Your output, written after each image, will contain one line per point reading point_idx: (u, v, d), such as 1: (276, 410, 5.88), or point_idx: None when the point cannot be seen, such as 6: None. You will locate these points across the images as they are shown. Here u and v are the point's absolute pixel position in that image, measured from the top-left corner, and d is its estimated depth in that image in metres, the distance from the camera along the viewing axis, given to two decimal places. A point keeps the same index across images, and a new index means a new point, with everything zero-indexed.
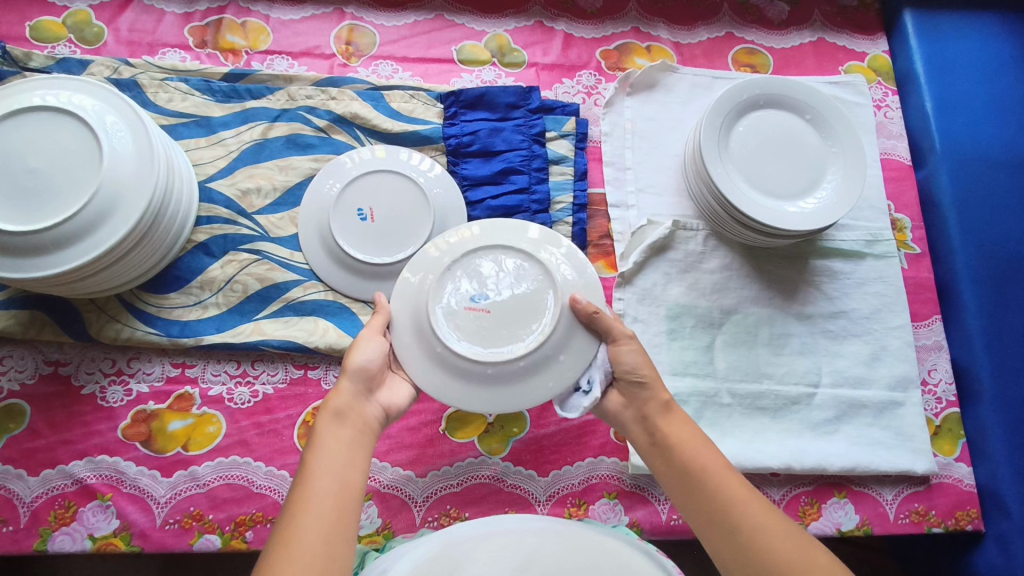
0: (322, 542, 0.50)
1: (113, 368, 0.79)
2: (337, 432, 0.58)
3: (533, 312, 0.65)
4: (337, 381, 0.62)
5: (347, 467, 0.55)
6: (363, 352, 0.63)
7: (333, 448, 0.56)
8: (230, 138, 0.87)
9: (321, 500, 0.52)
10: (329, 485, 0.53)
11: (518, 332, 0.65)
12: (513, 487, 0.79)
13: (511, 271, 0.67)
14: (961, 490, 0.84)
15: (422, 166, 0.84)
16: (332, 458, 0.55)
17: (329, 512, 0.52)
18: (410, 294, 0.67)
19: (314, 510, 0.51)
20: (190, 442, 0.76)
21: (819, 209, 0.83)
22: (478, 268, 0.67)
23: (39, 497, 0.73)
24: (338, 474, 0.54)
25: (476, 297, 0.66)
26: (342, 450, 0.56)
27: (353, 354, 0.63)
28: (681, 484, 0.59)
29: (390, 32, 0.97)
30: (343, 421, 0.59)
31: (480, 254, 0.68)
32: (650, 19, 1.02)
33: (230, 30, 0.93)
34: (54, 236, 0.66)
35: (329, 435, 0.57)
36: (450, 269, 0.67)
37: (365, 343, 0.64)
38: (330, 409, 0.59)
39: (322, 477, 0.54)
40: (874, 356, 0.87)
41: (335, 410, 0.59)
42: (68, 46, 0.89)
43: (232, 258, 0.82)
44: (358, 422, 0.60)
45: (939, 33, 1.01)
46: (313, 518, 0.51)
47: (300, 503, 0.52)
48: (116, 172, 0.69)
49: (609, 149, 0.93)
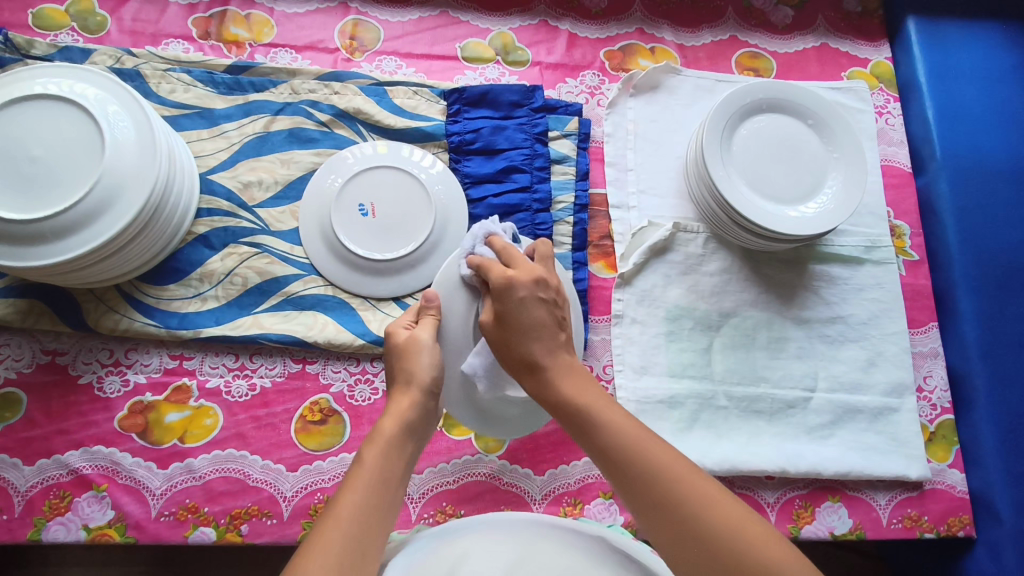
0: (359, 551, 0.47)
1: (111, 358, 0.79)
2: (400, 446, 0.56)
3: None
4: (397, 387, 0.61)
5: (394, 484, 0.53)
6: (426, 358, 0.62)
7: (389, 456, 0.54)
8: (232, 131, 0.86)
9: (368, 505, 0.50)
10: (379, 494, 0.51)
11: None
12: (509, 486, 0.79)
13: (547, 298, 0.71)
14: (954, 497, 0.84)
15: (424, 163, 0.85)
16: (386, 469, 0.53)
17: (373, 524, 0.49)
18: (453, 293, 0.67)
19: (361, 511, 0.49)
20: (187, 434, 0.76)
21: (820, 214, 0.84)
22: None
23: (34, 487, 0.73)
24: (387, 485, 0.53)
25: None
26: (395, 464, 0.55)
27: (414, 361, 0.62)
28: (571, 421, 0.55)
29: (394, 28, 0.97)
30: (406, 435, 0.57)
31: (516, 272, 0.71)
32: (654, 20, 1.03)
33: (234, 23, 0.93)
34: (55, 226, 0.66)
35: (388, 442, 0.55)
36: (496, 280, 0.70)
37: (421, 347, 0.62)
38: (396, 416, 0.58)
39: (374, 485, 0.51)
40: (871, 361, 0.88)
41: (405, 421, 0.57)
42: (71, 35, 0.89)
43: (232, 251, 0.82)
44: (416, 437, 0.59)
45: (942, 41, 1.02)
46: (357, 523, 0.48)
47: (348, 500, 0.49)
48: (118, 162, 0.68)
49: (611, 150, 0.93)
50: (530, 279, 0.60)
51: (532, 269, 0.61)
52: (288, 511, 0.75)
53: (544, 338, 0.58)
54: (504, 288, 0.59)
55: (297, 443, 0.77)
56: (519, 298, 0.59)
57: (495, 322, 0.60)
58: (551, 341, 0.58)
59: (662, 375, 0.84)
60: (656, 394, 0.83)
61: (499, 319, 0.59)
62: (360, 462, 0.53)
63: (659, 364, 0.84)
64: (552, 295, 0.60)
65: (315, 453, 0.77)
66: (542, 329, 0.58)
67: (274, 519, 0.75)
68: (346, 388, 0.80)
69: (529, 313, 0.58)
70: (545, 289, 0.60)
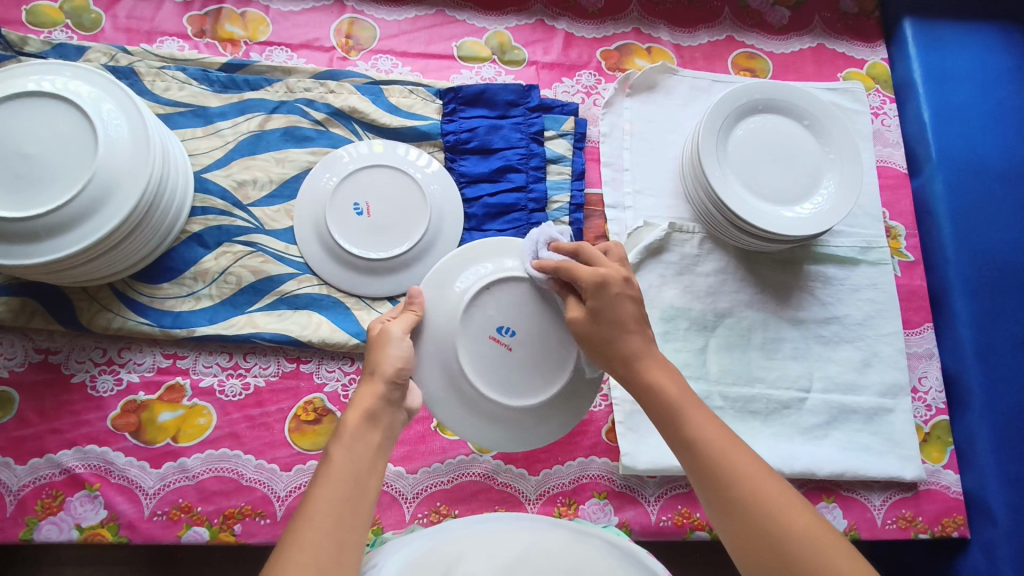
0: (335, 546, 0.46)
1: (104, 357, 0.78)
2: (365, 433, 0.54)
3: (551, 358, 0.66)
4: (363, 382, 0.58)
5: (366, 473, 0.51)
6: (393, 351, 0.60)
7: (356, 448, 0.53)
8: (227, 129, 0.86)
9: (339, 503, 0.48)
10: (348, 488, 0.50)
11: (534, 375, 0.67)
12: (504, 485, 0.79)
13: (541, 314, 0.66)
14: (948, 498, 0.85)
15: (420, 162, 0.84)
16: (354, 460, 0.52)
17: (346, 518, 0.48)
18: (436, 308, 0.67)
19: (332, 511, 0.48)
20: (180, 433, 0.76)
21: (816, 215, 0.84)
22: (503, 301, 0.66)
23: (27, 486, 0.73)
24: (359, 479, 0.51)
25: (500, 330, 0.66)
26: (365, 454, 0.53)
27: (381, 353, 0.59)
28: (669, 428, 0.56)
29: (390, 27, 0.96)
30: (371, 424, 0.55)
31: (501, 288, 0.66)
32: (651, 20, 1.02)
33: (230, 20, 0.92)
34: (48, 223, 0.66)
35: (357, 437, 0.53)
36: (482, 295, 0.66)
37: (392, 340, 0.61)
38: (359, 408, 0.55)
39: (341, 479, 0.50)
40: (865, 362, 0.88)
41: (367, 410, 0.55)
42: (65, 32, 0.88)
43: (227, 250, 0.82)
44: (385, 427, 0.56)
45: (938, 43, 1.02)
46: (330, 521, 0.47)
47: (320, 499, 0.48)
48: (110, 160, 0.68)
49: (607, 150, 0.93)
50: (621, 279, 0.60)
51: (614, 268, 0.61)
52: (282, 511, 0.75)
53: (640, 334, 0.60)
54: (600, 284, 0.59)
55: (291, 442, 0.77)
56: (614, 294, 0.59)
57: (592, 323, 0.59)
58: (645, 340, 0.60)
59: None
60: None
61: (594, 315, 0.59)
62: (328, 458, 0.52)
63: None
64: (635, 289, 0.61)
65: (309, 453, 0.77)
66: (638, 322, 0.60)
67: (268, 518, 0.74)
68: (340, 388, 0.80)
69: (623, 309, 0.59)
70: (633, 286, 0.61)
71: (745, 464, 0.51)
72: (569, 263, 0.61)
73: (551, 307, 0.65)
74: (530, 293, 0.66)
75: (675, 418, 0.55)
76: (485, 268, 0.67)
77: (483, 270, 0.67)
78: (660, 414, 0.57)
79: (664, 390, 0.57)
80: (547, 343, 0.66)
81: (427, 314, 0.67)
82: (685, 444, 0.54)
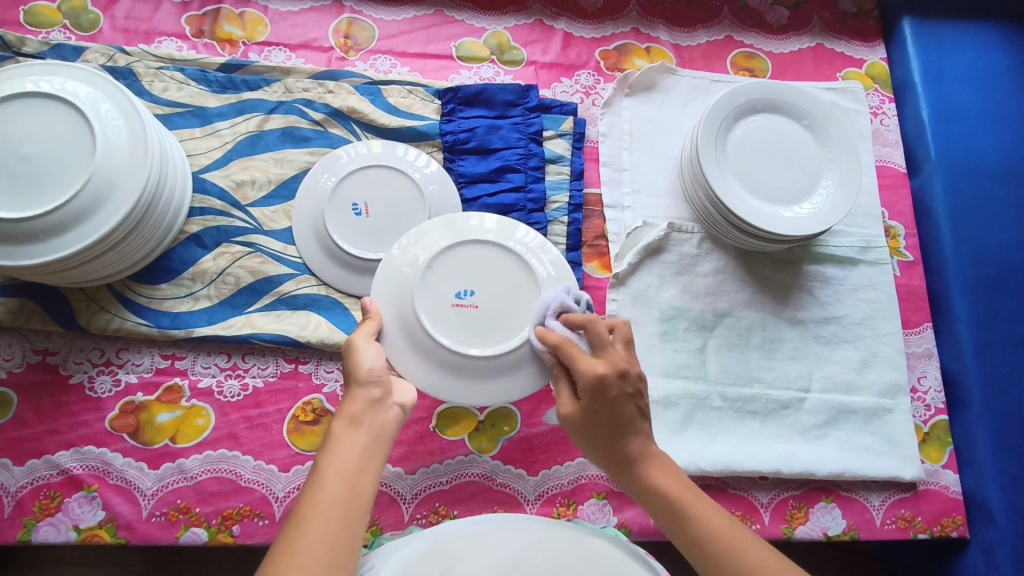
0: (326, 549, 0.46)
1: (102, 358, 0.78)
2: (351, 436, 0.54)
3: (519, 298, 0.69)
4: (347, 390, 0.59)
5: (355, 474, 0.52)
6: (367, 357, 0.60)
7: (343, 452, 0.53)
8: (225, 130, 0.86)
9: (330, 505, 0.49)
10: (337, 489, 0.50)
11: (502, 329, 0.68)
12: (503, 486, 0.79)
13: (499, 268, 0.70)
14: (947, 498, 0.85)
15: (419, 162, 0.84)
16: (342, 463, 0.52)
17: (336, 520, 0.48)
18: (394, 296, 0.68)
19: (324, 514, 0.48)
20: (178, 434, 0.76)
21: (815, 215, 0.83)
22: (455, 265, 0.69)
23: (24, 487, 0.72)
24: (351, 481, 0.51)
25: (462, 294, 0.68)
26: (353, 456, 0.53)
27: (355, 361, 0.60)
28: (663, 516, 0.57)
29: (389, 27, 0.96)
30: (357, 427, 0.55)
31: (453, 252, 0.69)
32: (650, 20, 1.02)
33: (228, 21, 0.92)
34: (46, 224, 0.65)
35: (345, 442, 0.54)
36: (435, 265, 0.68)
37: (365, 347, 0.61)
38: (343, 415, 0.56)
39: (329, 482, 0.50)
40: (865, 362, 0.88)
41: (352, 416, 0.56)
42: (63, 33, 0.88)
43: (225, 250, 0.82)
44: (373, 428, 0.56)
45: (937, 42, 1.02)
46: (318, 524, 0.47)
47: (312, 504, 0.49)
48: (108, 161, 0.68)
49: (606, 150, 0.93)
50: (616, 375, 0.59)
51: (617, 361, 0.60)
52: (280, 512, 0.75)
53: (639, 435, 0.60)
54: (596, 385, 0.59)
55: (290, 443, 0.77)
56: (611, 397, 0.59)
57: (584, 418, 0.61)
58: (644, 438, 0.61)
59: (656, 375, 0.84)
60: (651, 394, 0.83)
61: (586, 412, 0.60)
62: (317, 464, 0.52)
63: (653, 363, 0.84)
64: (637, 385, 0.61)
65: (308, 453, 0.77)
66: (633, 424, 0.60)
67: (266, 519, 0.74)
68: (339, 388, 0.80)
69: (620, 410, 0.59)
70: (629, 382, 0.60)
71: (754, 551, 0.52)
72: (568, 351, 0.61)
73: (502, 255, 0.70)
74: (478, 249, 0.70)
75: (671, 514, 0.57)
76: (430, 239, 0.70)
77: (427, 243, 0.70)
78: (663, 510, 0.58)
79: (664, 487, 0.58)
80: (511, 286, 0.69)
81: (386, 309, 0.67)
82: (692, 539, 0.55)
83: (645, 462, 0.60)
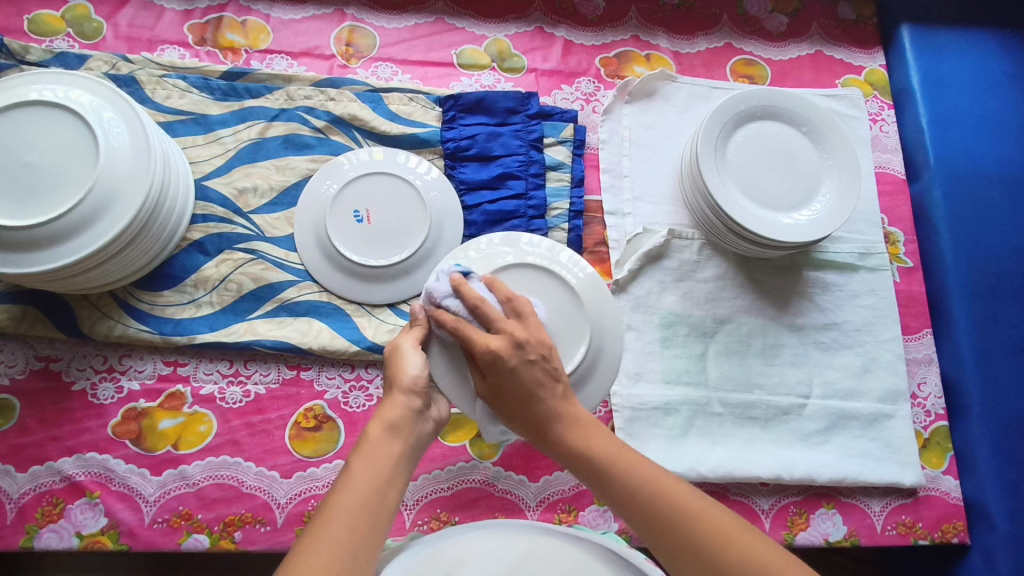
0: (346, 554, 0.46)
1: (104, 364, 0.78)
2: (388, 443, 0.54)
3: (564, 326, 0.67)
4: (388, 393, 0.58)
5: (385, 483, 0.52)
6: (411, 364, 0.59)
7: (377, 458, 0.53)
8: (228, 137, 0.86)
9: (355, 510, 0.49)
10: (367, 497, 0.50)
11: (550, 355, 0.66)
12: (504, 492, 0.79)
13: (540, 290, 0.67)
14: (948, 504, 0.85)
15: (420, 169, 0.85)
16: (374, 470, 0.52)
17: (362, 528, 0.48)
18: None
19: (348, 518, 0.48)
20: (180, 440, 0.76)
21: (813, 221, 0.84)
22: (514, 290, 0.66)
23: (27, 493, 0.73)
24: (379, 489, 0.51)
25: None
26: (386, 465, 0.53)
27: (398, 366, 0.59)
28: (592, 477, 0.57)
29: (390, 34, 0.97)
30: (395, 435, 0.55)
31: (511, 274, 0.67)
32: (649, 27, 1.03)
33: (230, 29, 0.93)
34: (48, 232, 0.66)
35: (377, 447, 0.54)
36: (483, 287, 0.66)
37: (410, 353, 0.60)
38: (382, 418, 0.55)
39: (360, 488, 0.50)
40: (865, 368, 0.88)
41: (389, 421, 0.55)
42: (67, 41, 0.89)
43: (227, 257, 0.82)
44: (409, 437, 0.56)
45: (935, 49, 1.02)
46: (343, 529, 0.47)
47: (338, 507, 0.49)
48: (111, 170, 0.68)
49: (606, 157, 0.93)
50: (513, 346, 0.56)
51: (514, 332, 0.57)
52: (282, 518, 0.75)
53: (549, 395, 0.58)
54: (492, 360, 0.56)
55: (291, 449, 0.77)
56: (510, 368, 0.56)
57: (495, 395, 0.59)
58: (553, 400, 0.58)
59: (657, 382, 0.84)
60: (652, 400, 0.83)
61: (498, 389, 0.58)
62: (348, 465, 0.52)
63: (654, 370, 0.84)
64: (539, 350, 0.57)
65: (309, 460, 0.77)
66: (538, 391, 0.57)
67: (268, 526, 0.74)
68: (340, 395, 0.80)
69: (526, 378, 0.57)
70: (530, 350, 0.57)
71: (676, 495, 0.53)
72: (461, 326, 0.57)
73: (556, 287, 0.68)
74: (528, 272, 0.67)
75: (603, 473, 0.56)
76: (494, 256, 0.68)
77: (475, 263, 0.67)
78: (590, 472, 0.57)
79: (588, 451, 0.57)
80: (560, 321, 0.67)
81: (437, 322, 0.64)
82: (620, 497, 0.55)
83: (559, 425, 0.58)
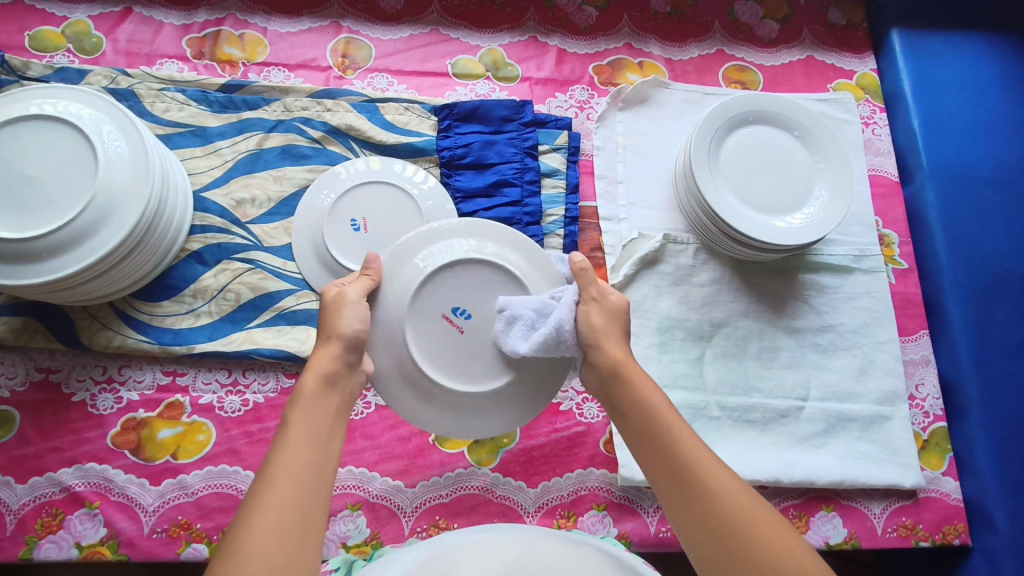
0: (298, 509, 0.45)
1: (104, 375, 0.79)
2: (324, 396, 0.54)
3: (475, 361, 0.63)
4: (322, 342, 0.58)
5: (327, 435, 0.52)
6: (352, 314, 0.59)
7: (315, 412, 0.53)
8: (226, 148, 0.87)
9: (295, 464, 0.48)
10: (309, 449, 0.50)
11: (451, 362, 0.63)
12: (502, 498, 0.79)
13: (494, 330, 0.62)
14: (949, 505, 0.84)
15: (416, 178, 0.85)
16: (314, 425, 0.52)
17: (307, 481, 0.48)
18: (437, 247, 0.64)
19: (292, 473, 0.47)
20: (180, 450, 0.76)
21: (807, 224, 0.84)
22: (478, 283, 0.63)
23: (27, 505, 0.73)
24: (321, 442, 0.51)
25: (456, 312, 0.63)
26: (326, 419, 0.53)
27: (337, 315, 0.59)
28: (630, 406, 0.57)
29: (386, 46, 0.98)
30: (331, 388, 0.55)
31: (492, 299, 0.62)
32: (642, 35, 1.04)
33: (228, 42, 0.94)
34: (47, 244, 0.66)
35: (313, 402, 0.53)
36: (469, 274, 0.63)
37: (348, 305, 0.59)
38: (319, 372, 0.55)
39: (303, 444, 0.50)
40: (862, 370, 0.88)
41: (325, 373, 0.55)
42: (67, 56, 0.90)
43: (226, 267, 0.83)
44: (343, 392, 0.56)
45: (925, 52, 1.03)
46: (290, 481, 0.47)
47: (280, 465, 0.48)
48: (111, 181, 0.69)
49: (600, 163, 0.94)
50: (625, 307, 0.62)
51: None
52: None
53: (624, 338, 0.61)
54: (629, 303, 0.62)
55: None
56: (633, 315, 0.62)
57: (612, 322, 0.60)
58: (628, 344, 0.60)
59: None
60: None
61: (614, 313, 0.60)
62: (286, 424, 0.51)
63: (651, 374, 0.84)
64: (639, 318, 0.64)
65: None
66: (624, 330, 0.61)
67: None
68: None
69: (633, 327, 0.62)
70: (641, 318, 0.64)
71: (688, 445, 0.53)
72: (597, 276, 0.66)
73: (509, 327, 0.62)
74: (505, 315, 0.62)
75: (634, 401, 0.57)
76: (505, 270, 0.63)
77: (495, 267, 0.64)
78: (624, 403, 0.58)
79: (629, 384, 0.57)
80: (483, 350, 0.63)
81: (385, 277, 0.63)
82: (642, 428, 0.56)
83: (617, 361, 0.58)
